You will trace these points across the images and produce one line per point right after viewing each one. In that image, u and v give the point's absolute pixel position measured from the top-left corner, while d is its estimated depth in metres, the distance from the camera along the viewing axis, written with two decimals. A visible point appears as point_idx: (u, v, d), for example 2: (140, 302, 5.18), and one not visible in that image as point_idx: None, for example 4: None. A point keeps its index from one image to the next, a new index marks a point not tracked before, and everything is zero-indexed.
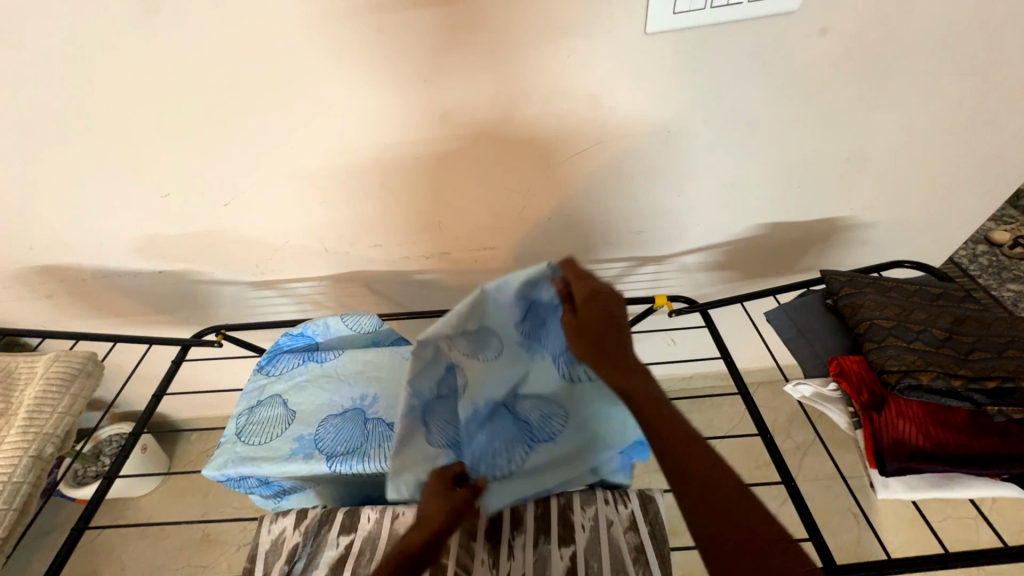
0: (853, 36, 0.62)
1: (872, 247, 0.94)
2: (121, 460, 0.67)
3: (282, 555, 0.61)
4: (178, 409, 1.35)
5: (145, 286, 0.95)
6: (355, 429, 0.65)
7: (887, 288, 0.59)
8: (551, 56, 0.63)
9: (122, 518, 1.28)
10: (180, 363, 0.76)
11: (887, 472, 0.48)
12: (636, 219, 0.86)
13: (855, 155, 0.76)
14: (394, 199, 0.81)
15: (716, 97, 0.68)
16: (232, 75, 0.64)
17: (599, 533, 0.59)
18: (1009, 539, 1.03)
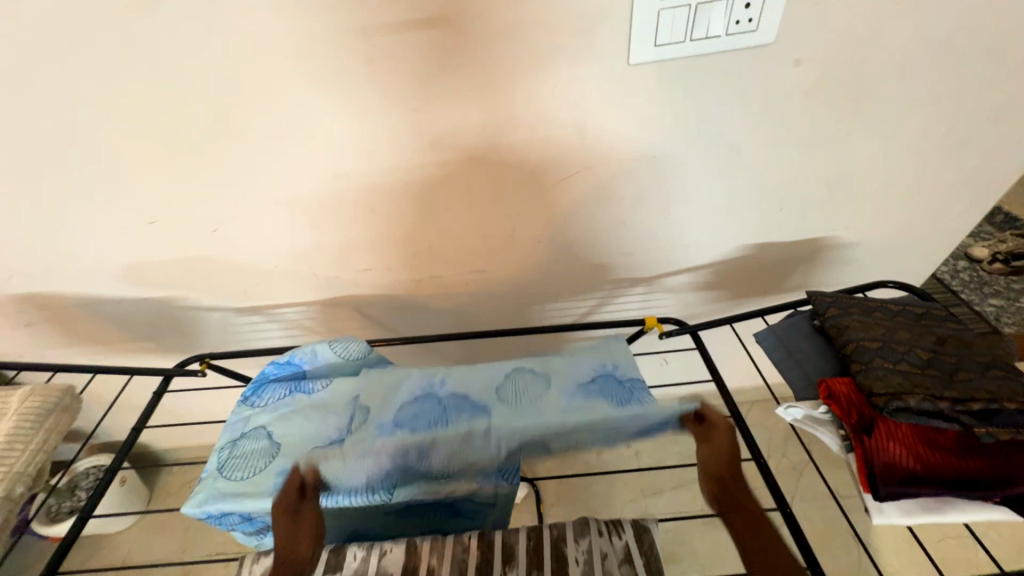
0: (826, 67, 0.65)
1: (856, 267, 0.96)
2: (99, 495, 0.64)
3: None
4: (160, 439, 1.30)
5: (129, 313, 0.93)
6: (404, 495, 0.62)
7: (872, 308, 0.60)
8: (537, 85, 0.65)
9: (98, 555, 1.22)
10: (162, 394, 0.73)
11: (879, 497, 0.47)
12: (624, 241, 0.87)
13: (833, 178, 0.79)
14: (385, 225, 0.81)
15: (698, 124, 0.70)
16: (223, 104, 0.65)
17: (594, 566, 0.56)
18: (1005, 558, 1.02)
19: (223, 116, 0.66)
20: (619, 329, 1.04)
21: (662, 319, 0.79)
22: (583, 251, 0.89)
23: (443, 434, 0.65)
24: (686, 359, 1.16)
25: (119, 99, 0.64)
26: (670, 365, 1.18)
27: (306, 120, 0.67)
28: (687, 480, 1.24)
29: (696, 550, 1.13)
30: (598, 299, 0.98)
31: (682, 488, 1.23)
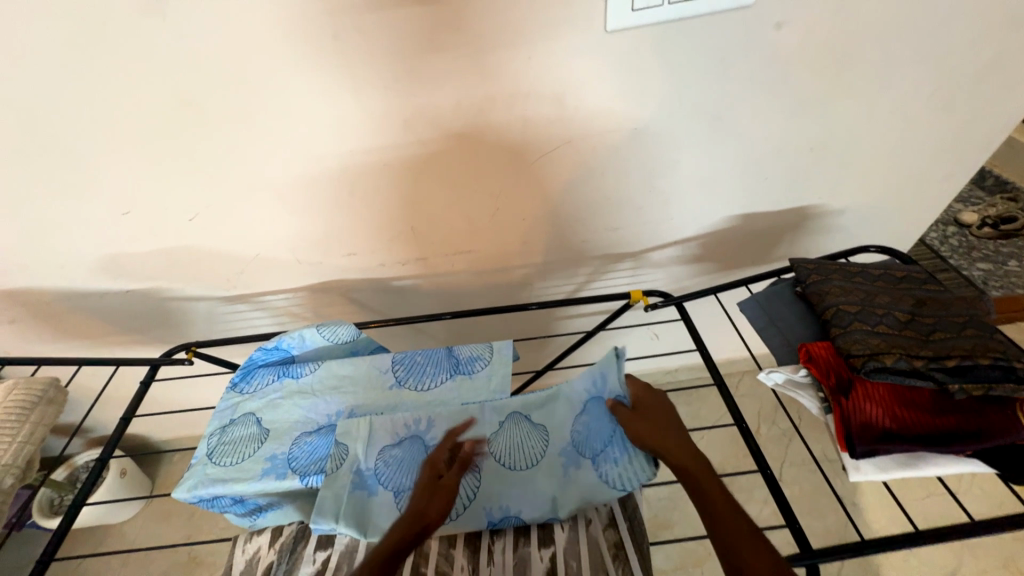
0: (806, 28, 0.63)
1: (843, 234, 0.96)
2: (91, 484, 0.64)
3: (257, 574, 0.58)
4: (158, 431, 1.31)
5: (115, 306, 0.92)
6: (410, 460, 0.60)
7: (852, 273, 0.60)
8: (513, 56, 0.63)
9: (103, 545, 1.24)
10: (149, 384, 0.73)
11: (857, 455, 0.48)
12: (609, 216, 0.86)
13: (817, 144, 0.78)
14: (368, 207, 0.80)
15: (680, 93, 0.69)
16: (189, 86, 0.63)
17: (577, 532, 0.56)
18: (975, 510, 1.06)
19: (190, 101, 0.64)
20: (609, 303, 1.04)
21: (648, 291, 0.78)
22: (569, 227, 0.88)
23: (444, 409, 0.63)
24: (677, 331, 1.17)
25: (77, 84, 0.61)
26: (661, 339, 1.19)
27: (276, 102, 0.65)
28: None
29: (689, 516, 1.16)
30: (585, 275, 0.98)
31: None
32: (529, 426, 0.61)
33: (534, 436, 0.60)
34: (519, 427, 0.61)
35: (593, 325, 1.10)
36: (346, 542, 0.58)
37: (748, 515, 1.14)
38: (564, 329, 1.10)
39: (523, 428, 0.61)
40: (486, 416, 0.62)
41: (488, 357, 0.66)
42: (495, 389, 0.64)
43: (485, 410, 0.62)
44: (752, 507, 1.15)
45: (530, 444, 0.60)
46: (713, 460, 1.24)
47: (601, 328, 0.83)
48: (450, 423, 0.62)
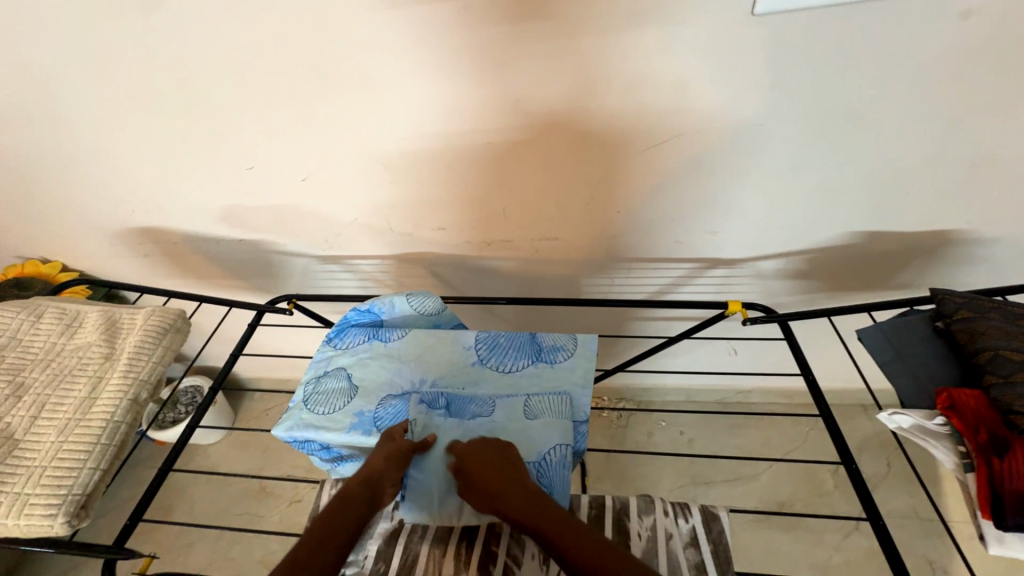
0: (1001, 20, 0.54)
1: (988, 267, 0.83)
2: (201, 412, 0.71)
3: None
4: (245, 370, 1.45)
5: (227, 252, 1.02)
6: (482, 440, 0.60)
7: (1017, 314, 0.51)
8: (640, 36, 0.59)
9: (192, 462, 1.40)
10: (254, 327, 0.79)
11: (1005, 527, 0.41)
12: (710, 218, 0.81)
13: (980, 160, 0.67)
14: (463, 184, 0.81)
15: (822, 89, 0.62)
16: (319, 52, 0.66)
17: (656, 545, 0.54)
18: None
19: (319, 67, 0.67)
20: (691, 311, 0.99)
21: (748, 304, 0.72)
22: (663, 225, 0.83)
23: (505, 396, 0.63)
24: (758, 350, 1.09)
25: (226, 45, 0.66)
26: (739, 356, 1.12)
27: (395, 73, 0.67)
28: (743, 475, 1.19)
29: (746, 548, 1.09)
30: (670, 277, 0.93)
31: (737, 483, 1.18)
32: (554, 408, 0.61)
33: (560, 410, 0.61)
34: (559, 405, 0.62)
35: (670, 330, 1.05)
36: None
37: (815, 560, 1.05)
38: (637, 331, 1.06)
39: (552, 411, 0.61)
40: (560, 415, 0.61)
41: (572, 349, 0.66)
42: (576, 382, 0.64)
43: (559, 408, 0.61)
44: (820, 551, 1.06)
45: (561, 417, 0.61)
46: (779, 493, 1.15)
47: (686, 336, 0.78)
48: (518, 419, 0.61)
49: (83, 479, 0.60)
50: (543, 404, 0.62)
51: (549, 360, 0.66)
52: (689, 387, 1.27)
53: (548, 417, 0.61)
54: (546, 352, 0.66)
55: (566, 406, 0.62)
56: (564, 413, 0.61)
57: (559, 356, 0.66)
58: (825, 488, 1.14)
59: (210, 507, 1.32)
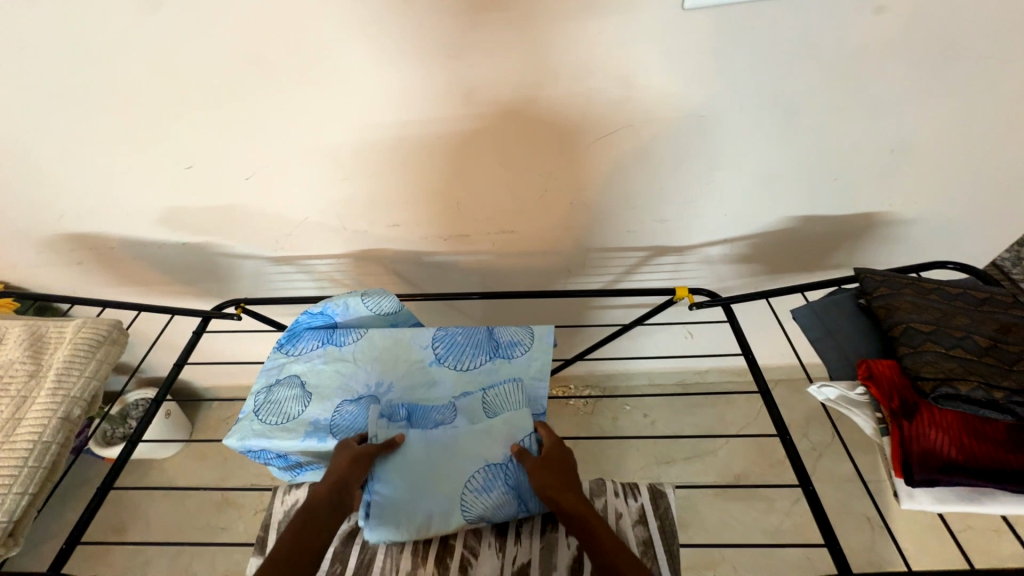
0: (910, 16, 0.57)
1: (911, 246, 0.90)
2: (143, 427, 0.67)
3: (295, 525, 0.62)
4: (199, 378, 1.39)
5: (170, 257, 0.97)
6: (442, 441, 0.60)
7: (927, 289, 0.56)
8: (582, 29, 0.60)
9: (148, 477, 1.34)
10: (200, 334, 0.75)
11: (913, 483, 0.45)
12: (660, 207, 0.83)
13: (899, 146, 0.72)
14: (416, 179, 0.80)
15: (755, 80, 0.65)
16: (254, 46, 0.63)
17: None
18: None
19: (256, 60, 0.64)
20: (646, 297, 1.02)
21: (694, 289, 0.75)
22: (616, 215, 0.85)
23: (461, 395, 0.64)
24: (712, 332, 1.14)
25: (149, 38, 0.62)
26: (695, 338, 1.16)
27: (341, 69, 0.65)
28: (702, 452, 1.25)
29: (705, 520, 1.15)
30: (625, 265, 0.96)
31: (696, 460, 1.24)
32: (511, 401, 0.63)
33: (518, 401, 0.63)
34: (516, 397, 0.63)
35: (628, 318, 1.08)
36: None
37: (768, 526, 1.12)
38: (597, 319, 1.09)
39: (509, 404, 0.63)
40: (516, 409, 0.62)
41: (528, 344, 0.67)
42: (534, 376, 0.65)
43: (515, 403, 0.63)
44: (772, 518, 1.13)
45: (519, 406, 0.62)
46: (735, 466, 1.21)
47: (640, 322, 0.81)
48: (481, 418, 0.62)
49: (11, 506, 0.58)
50: (497, 402, 0.63)
51: (505, 355, 0.66)
52: (650, 370, 1.31)
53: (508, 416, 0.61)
54: (502, 347, 0.67)
55: (522, 397, 0.63)
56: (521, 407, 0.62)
57: (515, 350, 0.66)
58: (776, 458, 1.21)
59: (169, 523, 1.27)
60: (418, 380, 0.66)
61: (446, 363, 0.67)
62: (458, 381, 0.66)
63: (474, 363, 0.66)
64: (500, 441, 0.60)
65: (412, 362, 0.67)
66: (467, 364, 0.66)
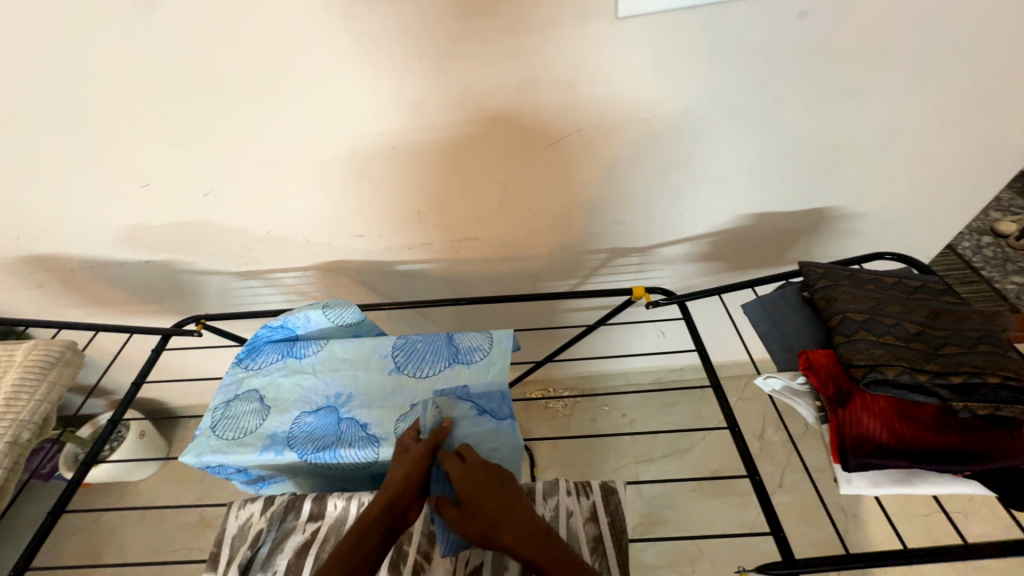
0: (833, 20, 0.60)
1: (864, 239, 0.93)
2: (97, 448, 0.67)
3: (247, 541, 0.57)
4: (174, 397, 1.37)
5: (134, 276, 0.96)
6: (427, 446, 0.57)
7: (864, 280, 0.58)
8: (524, 39, 0.61)
9: (121, 501, 1.31)
10: (160, 352, 0.75)
11: (847, 467, 0.46)
12: (619, 209, 0.85)
13: (839, 143, 0.75)
14: (376, 190, 0.81)
15: (695, 84, 0.67)
16: (200, 64, 0.63)
17: (558, 524, 0.57)
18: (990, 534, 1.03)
19: (206, 77, 0.65)
20: (613, 298, 1.04)
21: (650, 288, 0.77)
22: (577, 218, 0.87)
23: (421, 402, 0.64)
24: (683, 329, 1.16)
25: (95, 59, 0.62)
26: (667, 337, 1.18)
27: (291, 84, 0.66)
28: (680, 450, 1.26)
29: (682, 516, 1.16)
30: (590, 267, 0.97)
31: (673, 457, 1.25)
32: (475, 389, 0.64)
33: (483, 388, 0.64)
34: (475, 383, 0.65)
35: (594, 318, 1.09)
36: (336, 516, 0.57)
37: (745, 519, 1.13)
38: (567, 321, 1.10)
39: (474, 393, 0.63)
40: (498, 417, 0.61)
41: (487, 348, 0.68)
42: (492, 380, 0.65)
43: (496, 410, 0.61)
44: (749, 511, 1.14)
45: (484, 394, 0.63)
46: (711, 462, 1.23)
47: (603, 322, 0.82)
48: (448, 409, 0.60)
49: None
50: (480, 408, 0.61)
51: (464, 360, 0.67)
52: (625, 370, 1.32)
53: (492, 425, 0.60)
54: (462, 352, 0.68)
55: (484, 384, 0.64)
56: (503, 415, 0.61)
57: (474, 352, 0.68)
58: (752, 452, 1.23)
59: (143, 546, 1.24)
60: (378, 393, 0.65)
61: (406, 372, 0.67)
62: (418, 387, 0.65)
63: (435, 369, 0.67)
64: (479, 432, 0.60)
65: (372, 375, 0.67)
66: (429, 370, 0.67)
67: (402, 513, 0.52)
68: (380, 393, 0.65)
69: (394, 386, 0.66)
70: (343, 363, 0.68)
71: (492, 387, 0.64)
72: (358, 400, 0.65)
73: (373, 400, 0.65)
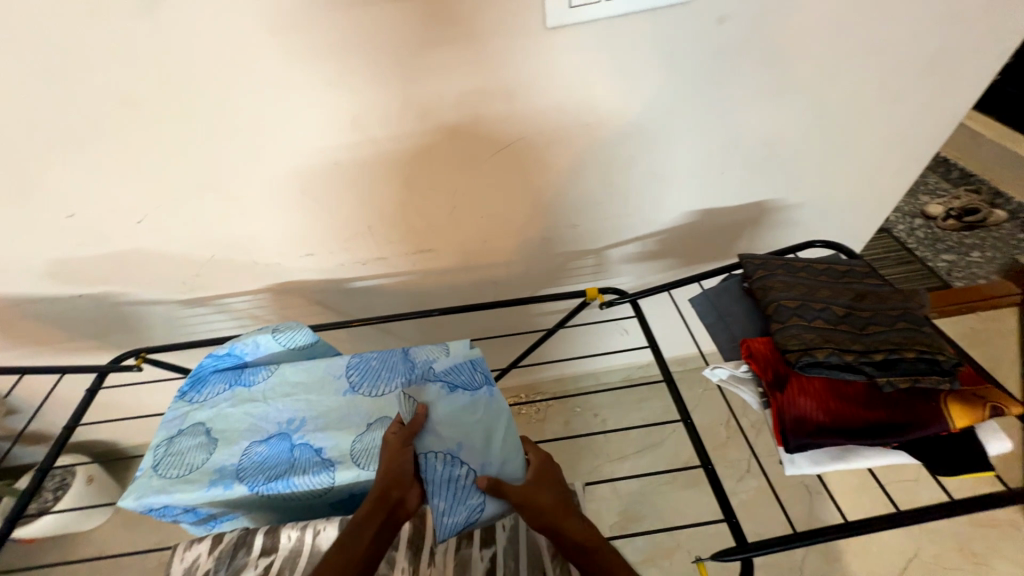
0: (749, 24, 0.64)
1: (803, 228, 0.97)
2: (25, 502, 0.62)
3: None
4: (125, 437, 1.29)
5: (67, 311, 0.90)
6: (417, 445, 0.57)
7: (797, 269, 0.61)
8: (458, 50, 0.62)
9: (70, 554, 1.22)
10: (95, 391, 0.70)
11: (789, 449, 0.48)
12: (570, 213, 0.86)
13: (769, 140, 0.79)
14: (323, 207, 0.79)
15: (629, 89, 0.69)
16: (121, 86, 0.61)
17: (518, 532, 0.59)
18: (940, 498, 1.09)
19: (126, 100, 0.62)
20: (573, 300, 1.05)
21: (604, 288, 0.78)
22: (530, 224, 0.87)
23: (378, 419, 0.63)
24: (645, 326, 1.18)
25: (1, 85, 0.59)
26: (631, 334, 1.20)
27: (220, 104, 0.64)
28: (651, 444, 1.28)
29: (658, 510, 1.17)
30: (549, 271, 0.98)
31: (646, 453, 1.27)
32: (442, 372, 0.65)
33: (450, 368, 0.66)
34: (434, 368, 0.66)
35: (553, 321, 1.10)
36: (289, 548, 0.54)
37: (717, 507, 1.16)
38: (531, 326, 1.11)
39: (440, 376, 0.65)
40: (472, 387, 0.63)
41: (444, 361, 0.67)
42: (458, 356, 0.67)
43: (468, 381, 0.64)
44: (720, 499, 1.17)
45: (451, 373, 0.65)
46: (682, 454, 1.25)
47: (562, 325, 0.82)
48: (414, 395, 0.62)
49: None
50: (451, 385, 0.63)
51: (421, 373, 0.66)
52: (594, 370, 1.34)
53: (469, 397, 0.62)
54: (418, 365, 0.67)
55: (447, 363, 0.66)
56: (476, 383, 0.63)
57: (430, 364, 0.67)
58: (720, 441, 1.26)
59: None
60: (333, 415, 0.63)
61: (361, 390, 0.65)
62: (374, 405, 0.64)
63: (390, 385, 0.66)
64: (459, 410, 0.60)
65: (325, 397, 0.65)
66: (385, 386, 0.66)
67: (394, 508, 0.52)
68: (334, 416, 0.63)
69: (349, 405, 0.64)
70: (295, 387, 0.66)
71: (458, 362, 0.66)
72: (312, 424, 0.63)
73: (327, 424, 0.63)
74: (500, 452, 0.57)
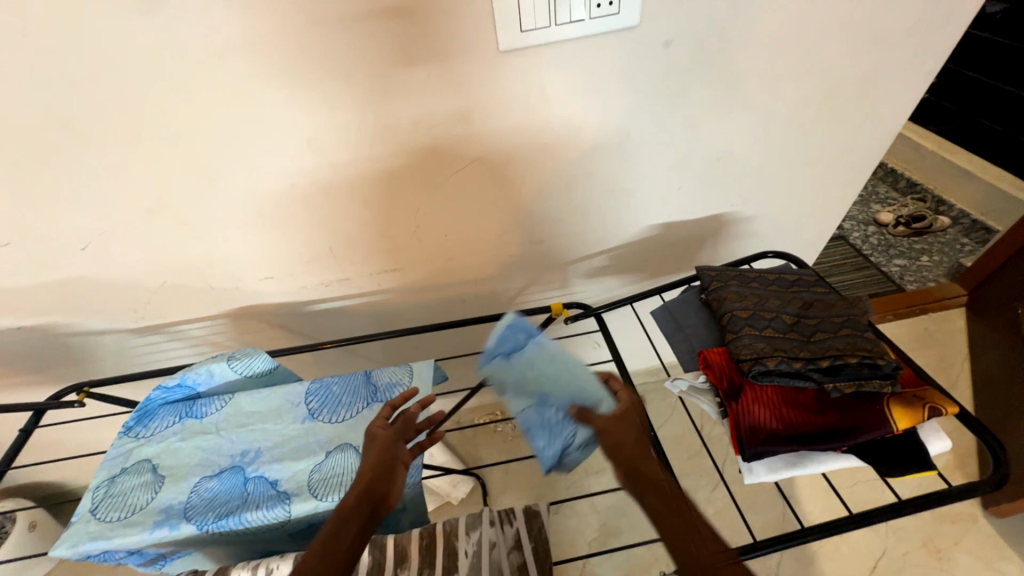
0: (694, 47, 0.67)
1: (760, 239, 1.01)
2: None
3: None
4: (73, 477, 1.21)
5: (5, 345, 0.85)
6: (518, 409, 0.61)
7: (750, 279, 0.63)
8: (412, 73, 0.62)
9: None
10: (30, 432, 0.66)
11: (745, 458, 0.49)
12: (534, 229, 0.87)
13: (721, 155, 0.82)
14: (281, 229, 0.77)
15: (584, 109, 0.71)
16: (59, 110, 0.59)
17: (481, 559, 0.56)
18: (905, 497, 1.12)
19: (66, 124, 0.60)
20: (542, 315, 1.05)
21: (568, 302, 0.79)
22: (496, 241, 0.88)
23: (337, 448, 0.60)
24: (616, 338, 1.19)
25: None
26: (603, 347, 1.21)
27: (169, 128, 0.62)
28: None
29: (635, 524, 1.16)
30: (517, 287, 0.98)
31: None
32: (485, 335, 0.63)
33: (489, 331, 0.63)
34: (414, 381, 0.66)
35: None
36: None
37: None
38: None
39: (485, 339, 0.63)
40: (528, 341, 0.63)
41: (408, 383, 0.66)
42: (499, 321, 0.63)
43: (519, 339, 0.63)
44: None
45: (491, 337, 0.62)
46: None
47: None
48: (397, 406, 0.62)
49: None
50: (507, 349, 0.63)
51: (384, 397, 0.65)
52: None
53: (533, 354, 0.62)
54: (381, 389, 0.65)
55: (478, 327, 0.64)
56: (525, 339, 0.63)
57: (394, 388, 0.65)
58: (694, 450, 1.27)
59: None
60: (289, 446, 0.61)
61: (320, 418, 0.63)
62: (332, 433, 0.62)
63: (351, 411, 0.64)
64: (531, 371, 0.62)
65: (281, 426, 0.63)
66: (345, 413, 0.64)
67: (376, 505, 0.52)
68: (290, 447, 0.61)
69: (306, 434, 0.62)
70: (249, 418, 0.63)
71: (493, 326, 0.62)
72: (267, 456, 0.60)
73: (283, 456, 0.60)
74: (586, 389, 0.60)
